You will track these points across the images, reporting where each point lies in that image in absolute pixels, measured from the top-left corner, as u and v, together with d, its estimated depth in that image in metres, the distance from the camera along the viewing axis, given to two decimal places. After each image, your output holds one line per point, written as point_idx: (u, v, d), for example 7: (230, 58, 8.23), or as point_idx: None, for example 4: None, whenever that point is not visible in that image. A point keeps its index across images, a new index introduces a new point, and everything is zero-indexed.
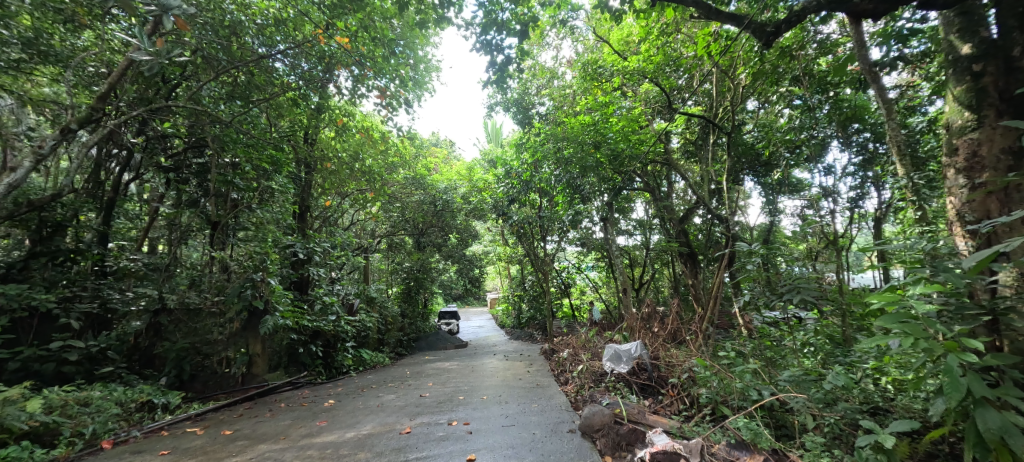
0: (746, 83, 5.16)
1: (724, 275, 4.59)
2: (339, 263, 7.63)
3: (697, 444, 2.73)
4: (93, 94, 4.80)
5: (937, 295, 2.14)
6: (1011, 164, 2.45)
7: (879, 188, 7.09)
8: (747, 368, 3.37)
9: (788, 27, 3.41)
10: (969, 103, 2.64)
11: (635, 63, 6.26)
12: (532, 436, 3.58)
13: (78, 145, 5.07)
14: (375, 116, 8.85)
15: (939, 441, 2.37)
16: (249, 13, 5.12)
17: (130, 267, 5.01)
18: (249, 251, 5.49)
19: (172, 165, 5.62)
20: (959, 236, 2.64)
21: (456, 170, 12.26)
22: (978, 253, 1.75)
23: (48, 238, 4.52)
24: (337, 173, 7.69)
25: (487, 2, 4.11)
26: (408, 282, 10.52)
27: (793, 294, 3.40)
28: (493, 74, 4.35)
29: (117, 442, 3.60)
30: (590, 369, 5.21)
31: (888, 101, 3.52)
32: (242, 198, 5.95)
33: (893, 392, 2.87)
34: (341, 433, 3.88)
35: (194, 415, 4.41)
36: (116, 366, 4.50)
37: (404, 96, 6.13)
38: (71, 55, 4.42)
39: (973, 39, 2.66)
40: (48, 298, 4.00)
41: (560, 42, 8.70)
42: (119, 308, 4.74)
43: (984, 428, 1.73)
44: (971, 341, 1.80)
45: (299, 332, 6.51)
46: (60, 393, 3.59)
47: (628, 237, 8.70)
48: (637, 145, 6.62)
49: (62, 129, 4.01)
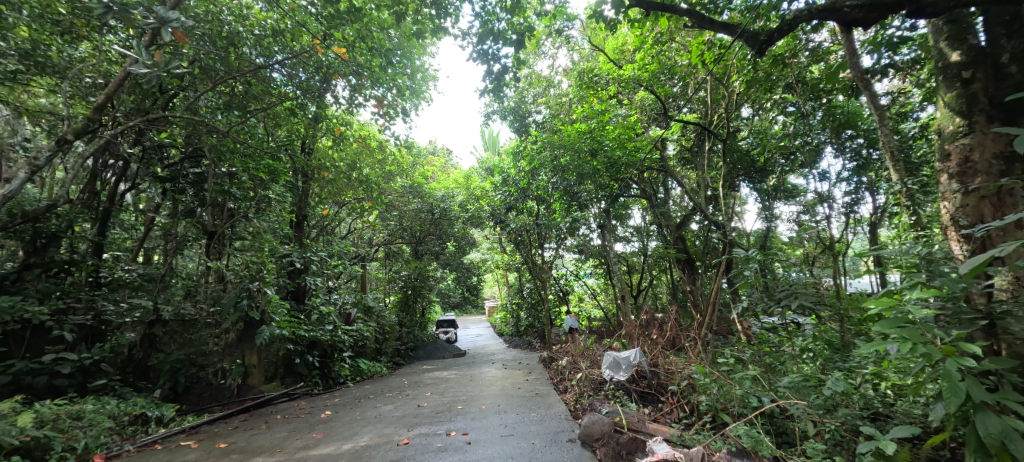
0: (740, 91, 5.21)
1: (721, 281, 4.56)
2: (336, 272, 7.62)
3: (698, 452, 2.71)
4: (90, 105, 4.85)
5: (932, 299, 2.12)
6: (1003, 169, 2.47)
7: (873, 193, 7.12)
8: (747, 375, 3.38)
9: (780, 35, 3.45)
10: (960, 109, 2.67)
11: (630, 71, 6.34)
12: (532, 446, 3.54)
13: (74, 156, 5.05)
14: (372, 125, 8.90)
15: (941, 447, 2.35)
16: (247, 24, 5.16)
17: (125, 278, 4.99)
18: (245, 261, 5.42)
19: (169, 175, 5.58)
20: (955, 240, 2.65)
21: (454, 177, 12.25)
22: (975, 257, 1.71)
23: (43, 250, 4.48)
24: (335, 181, 7.74)
25: (484, 13, 4.22)
26: (406, 291, 10.29)
27: (791, 299, 3.40)
28: (490, 83, 4.37)
29: (109, 457, 3.54)
30: (589, 377, 5.16)
31: (881, 108, 3.54)
32: (239, 207, 6.00)
33: (892, 398, 2.86)
34: (338, 445, 3.83)
35: (189, 428, 4.35)
36: (110, 378, 4.45)
37: (401, 105, 6.18)
38: (68, 66, 4.42)
39: (962, 46, 2.72)
40: (41, 311, 3.96)
41: (556, 51, 8.77)
42: (113, 319, 4.63)
43: (985, 433, 1.72)
44: (969, 346, 1.80)
45: (296, 343, 6.47)
46: (52, 407, 3.54)
47: (625, 244, 8.97)
48: (634, 153, 6.64)
49: (58, 140, 3.98)
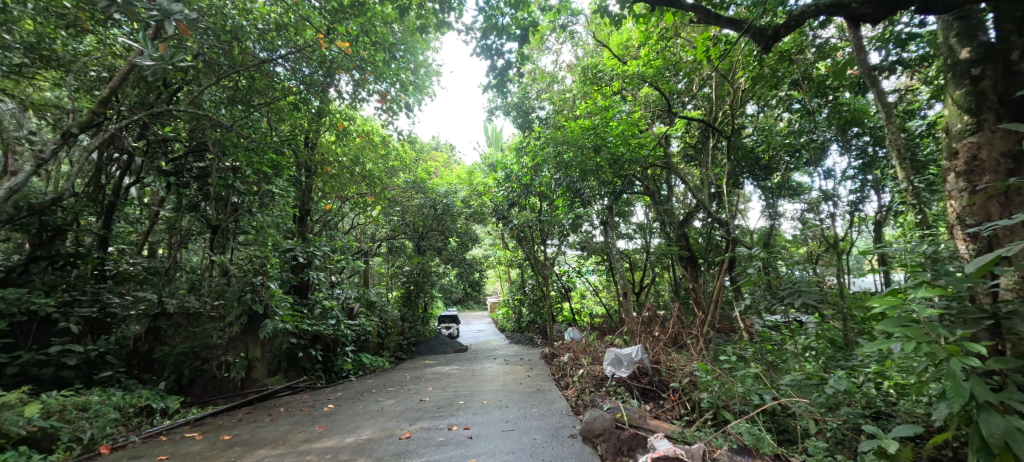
0: (746, 87, 5.19)
1: (726, 280, 4.49)
2: (340, 266, 7.64)
3: (699, 449, 2.70)
4: (94, 99, 4.87)
5: (938, 299, 2.10)
6: (1011, 168, 2.44)
7: (879, 192, 7.07)
8: (749, 372, 3.38)
9: (787, 31, 3.39)
10: (969, 106, 2.64)
11: (635, 67, 6.27)
12: (533, 442, 3.56)
13: (79, 150, 5.07)
14: (375, 119, 8.89)
15: (943, 446, 2.35)
16: (251, 19, 5.13)
17: (130, 271, 4.95)
18: (249, 255, 5.45)
19: (173, 169, 5.60)
20: (961, 239, 2.64)
21: (455, 173, 12.23)
22: (981, 257, 1.69)
23: (49, 242, 4.54)
24: (338, 176, 7.74)
25: (487, 7, 4.15)
26: (408, 286, 10.31)
27: (794, 297, 3.39)
28: (494, 79, 4.35)
29: (115, 447, 3.57)
30: (590, 374, 5.17)
31: (888, 105, 3.50)
32: (242, 202, 5.90)
33: (895, 397, 2.86)
34: (340, 438, 3.86)
35: (193, 420, 4.39)
36: (115, 370, 4.50)
37: (405, 100, 6.15)
38: (73, 60, 4.43)
39: (971, 43, 2.67)
40: (47, 303, 3.99)
41: (560, 47, 8.74)
42: (118, 311, 4.67)
43: (988, 432, 1.71)
44: (974, 345, 1.78)
45: (299, 337, 6.50)
46: (58, 398, 3.58)
47: (628, 241, 9.01)
48: (637, 149, 6.79)
49: (64, 133, 4.00)
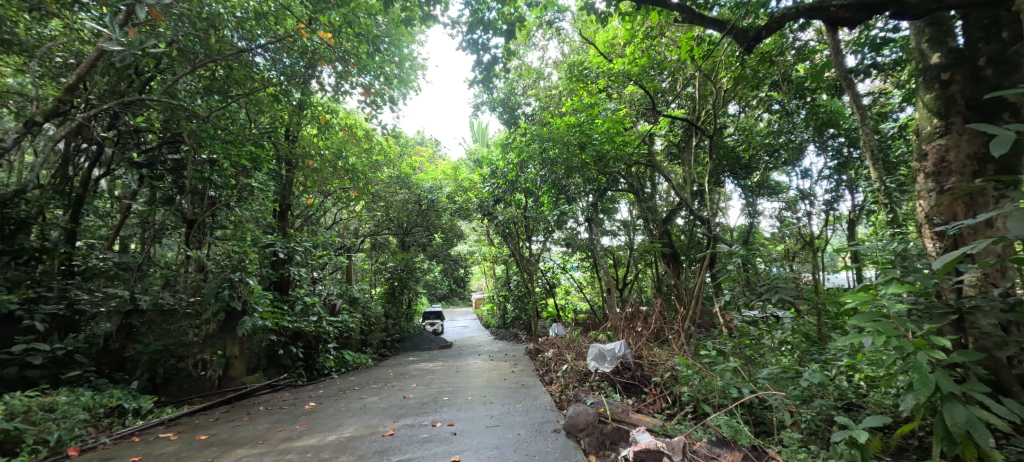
0: (728, 87, 5.27)
1: (706, 277, 4.56)
2: (322, 262, 7.49)
3: (680, 442, 2.77)
4: (60, 86, 4.64)
5: (907, 295, 2.19)
6: (976, 169, 2.56)
7: (853, 191, 7.28)
8: (728, 367, 3.45)
9: (768, 33, 3.44)
10: (938, 110, 2.74)
11: (621, 65, 6.37)
12: (518, 437, 3.58)
13: (44, 139, 4.83)
14: (358, 113, 8.72)
15: (910, 435, 2.48)
16: (229, 6, 4.94)
17: (100, 267, 4.74)
18: (227, 250, 5.33)
19: (146, 161, 5.40)
20: (928, 237, 2.76)
21: (441, 169, 12.10)
22: (946, 254, 1.76)
23: (12, 236, 4.32)
24: (320, 170, 7.56)
25: (473, 1, 4.09)
26: (391, 282, 10.20)
27: (771, 293, 3.48)
28: (479, 74, 4.32)
29: (84, 449, 3.44)
30: (574, 369, 5.22)
31: (863, 107, 3.61)
32: (220, 196, 5.72)
33: (865, 389, 2.98)
34: (322, 436, 3.80)
35: (168, 420, 4.27)
36: (85, 369, 4.33)
37: (389, 94, 6.03)
38: (37, 45, 4.24)
39: (942, 48, 2.78)
40: (11, 299, 3.84)
41: (547, 43, 8.73)
42: (88, 308, 4.51)
43: (952, 422, 1.80)
44: (940, 339, 1.85)
45: (279, 334, 6.36)
46: (22, 399, 3.42)
47: (612, 238, 9.05)
48: (621, 146, 6.88)
49: (27, 121, 3.81)
